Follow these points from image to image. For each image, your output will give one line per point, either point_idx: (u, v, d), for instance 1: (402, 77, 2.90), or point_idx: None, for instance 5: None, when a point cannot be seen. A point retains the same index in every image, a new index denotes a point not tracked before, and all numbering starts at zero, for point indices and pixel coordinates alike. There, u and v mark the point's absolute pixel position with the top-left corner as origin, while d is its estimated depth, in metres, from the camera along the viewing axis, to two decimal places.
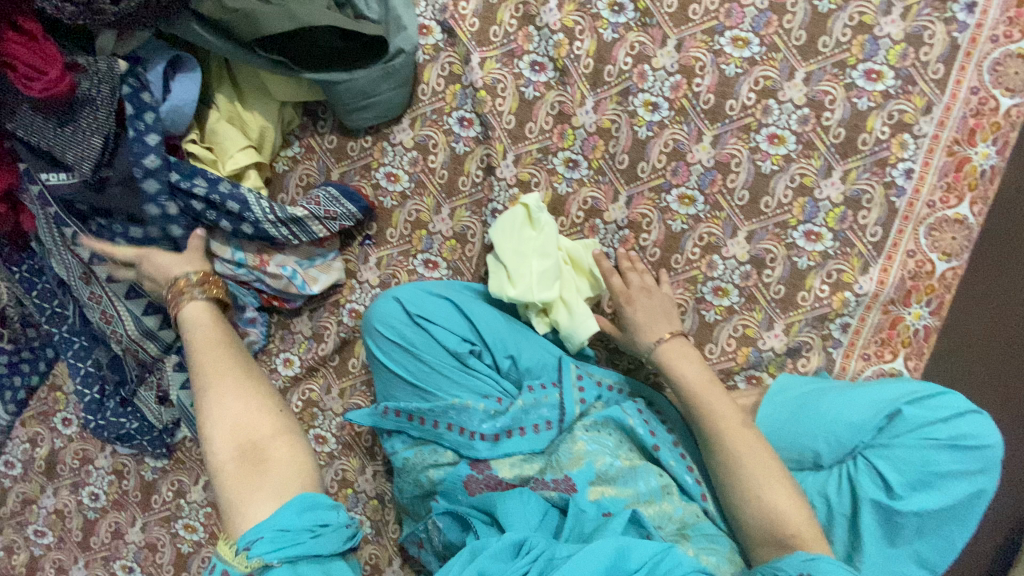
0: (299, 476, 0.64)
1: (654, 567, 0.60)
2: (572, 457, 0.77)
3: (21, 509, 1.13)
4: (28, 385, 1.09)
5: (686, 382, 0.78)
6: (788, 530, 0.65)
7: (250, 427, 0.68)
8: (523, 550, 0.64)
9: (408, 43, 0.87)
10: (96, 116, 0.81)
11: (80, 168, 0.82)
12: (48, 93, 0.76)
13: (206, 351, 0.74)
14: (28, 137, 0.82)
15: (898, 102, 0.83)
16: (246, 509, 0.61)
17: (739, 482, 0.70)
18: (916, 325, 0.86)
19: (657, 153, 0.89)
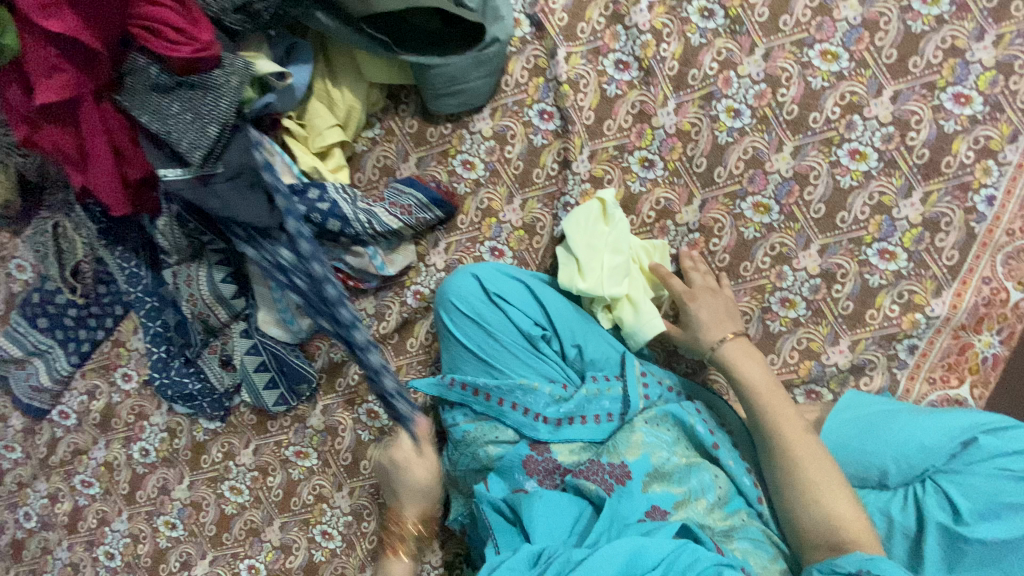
0: None
1: (672, 564, 0.62)
2: (630, 445, 0.78)
3: (70, 458, 1.16)
4: (93, 339, 1.12)
5: (753, 385, 0.78)
6: (843, 534, 0.64)
7: None
8: (541, 559, 0.66)
9: (504, 33, 0.88)
10: (218, 104, 0.80)
11: (190, 157, 0.80)
12: (198, 55, 0.78)
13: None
14: (146, 121, 0.81)
15: (984, 128, 0.83)
16: None
17: (795, 486, 0.69)
18: (985, 353, 0.85)
19: (736, 159, 0.89)
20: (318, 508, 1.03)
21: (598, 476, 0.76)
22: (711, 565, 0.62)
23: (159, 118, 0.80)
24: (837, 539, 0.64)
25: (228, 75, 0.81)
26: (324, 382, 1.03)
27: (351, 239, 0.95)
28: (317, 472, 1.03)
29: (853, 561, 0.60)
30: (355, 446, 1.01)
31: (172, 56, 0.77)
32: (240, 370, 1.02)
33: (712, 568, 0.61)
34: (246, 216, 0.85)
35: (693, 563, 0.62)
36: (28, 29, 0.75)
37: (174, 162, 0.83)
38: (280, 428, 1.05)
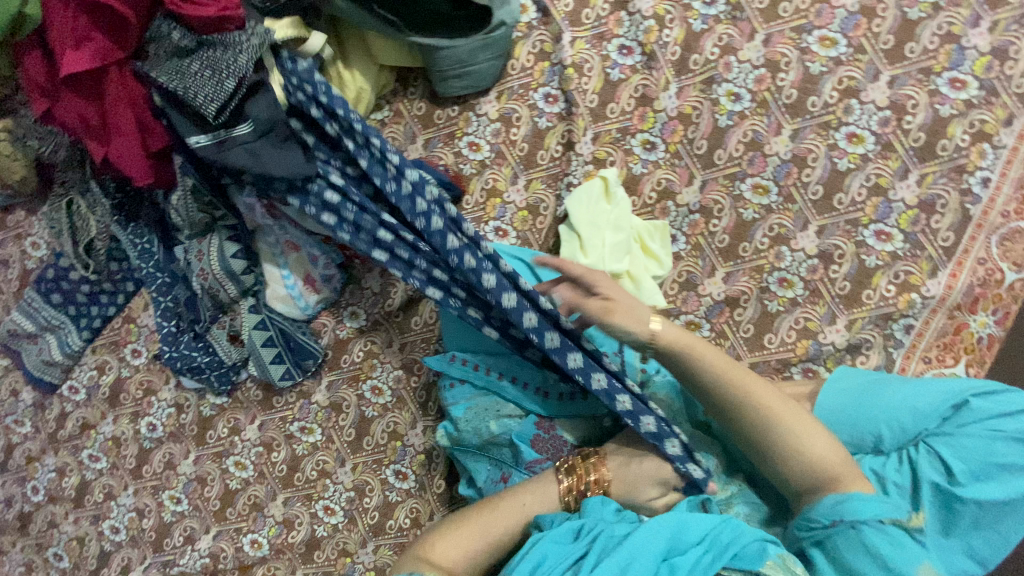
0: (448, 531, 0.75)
1: (716, 537, 0.65)
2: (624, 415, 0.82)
3: (78, 433, 1.18)
4: (105, 315, 1.14)
5: (709, 366, 0.75)
6: (830, 475, 0.68)
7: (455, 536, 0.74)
8: (582, 534, 0.70)
9: (511, 17, 0.90)
10: (238, 59, 0.82)
11: (205, 109, 0.82)
12: (226, 13, 0.82)
13: (521, 502, 0.76)
14: (168, 82, 0.83)
15: (979, 112, 0.85)
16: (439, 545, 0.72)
17: (778, 443, 0.70)
18: (981, 333, 0.86)
19: (736, 142, 0.91)
20: (321, 483, 1.04)
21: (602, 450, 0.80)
22: (755, 541, 0.64)
23: (181, 77, 0.83)
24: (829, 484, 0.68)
25: (249, 35, 0.83)
26: (329, 359, 1.05)
27: None
28: (320, 448, 1.05)
29: (826, 513, 0.66)
30: (359, 423, 1.03)
31: (200, 15, 0.82)
32: (247, 345, 1.04)
33: (755, 541, 0.64)
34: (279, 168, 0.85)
35: (735, 538, 0.65)
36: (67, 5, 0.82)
37: (201, 127, 0.86)
38: (285, 404, 1.07)
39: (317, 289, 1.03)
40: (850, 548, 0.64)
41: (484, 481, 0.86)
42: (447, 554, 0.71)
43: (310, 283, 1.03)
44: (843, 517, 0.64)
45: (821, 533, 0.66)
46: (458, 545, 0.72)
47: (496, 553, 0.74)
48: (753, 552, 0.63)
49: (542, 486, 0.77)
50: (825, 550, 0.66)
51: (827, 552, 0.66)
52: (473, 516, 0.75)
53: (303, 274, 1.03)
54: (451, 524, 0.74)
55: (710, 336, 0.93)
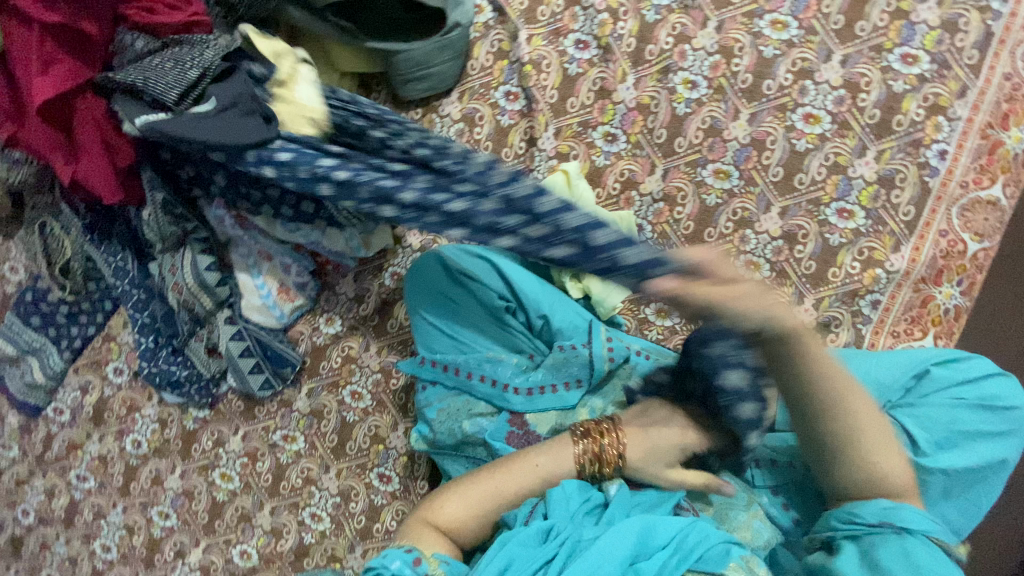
0: (457, 491, 0.76)
1: (682, 540, 0.65)
2: None
3: (66, 454, 1.19)
4: (85, 335, 1.15)
5: (820, 370, 0.61)
6: (890, 485, 0.63)
7: (464, 498, 0.74)
8: (552, 535, 0.68)
9: (465, 18, 0.92)
10: (204, 54, 0.82)
11: (166, 96, 0.78)
12: (196, 18, 0.85)
13: (539, 461, 0.76)
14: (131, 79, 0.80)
15: (933, 85, 0.86)
16: (445, 508, 0.74)
17: (852, 455, 0.63)
18: (948, 305, 0.86)
19: (695, 129, 0.92)
20: (307, 491, 1.05)
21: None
22: (721, 544, 0.65)
23: (142, 68, 0.81)
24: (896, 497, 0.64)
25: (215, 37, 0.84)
26: (307, 366, 1.06)
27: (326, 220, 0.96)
28: (304, 455, 1.05)
29: (874, 513, 0.62)
30: (341, 428, 1.04)
31: (169, 22, 0.84)
32: (226, 357, 1.04)
33: (722, 544, 0.65)
34: (230, 137, 0.78)
35: (702, 539, 0.65)
36: (21, 23, 0.79)
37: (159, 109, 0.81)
38: (267, 413, 1.07)
39: (292, 297, 1.03)
40: (889, 551, 0.60)
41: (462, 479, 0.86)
42: (456, 510, 0.74)
43: (284, 292, 1.03)
44: (893, 520, 0.61)
45: (864, 534, 0.62)
46: (470, 501, 0.74)
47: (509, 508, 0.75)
48: (717, 553, 0.64)
49: (560, 446, 0.76)
50: (858, 547, 0.62)
51: (858, 547, 0.62)
52: (488, 474, 0.76)
53: (277, 284, 1.03)
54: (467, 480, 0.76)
55: (680, 323, 0.95)
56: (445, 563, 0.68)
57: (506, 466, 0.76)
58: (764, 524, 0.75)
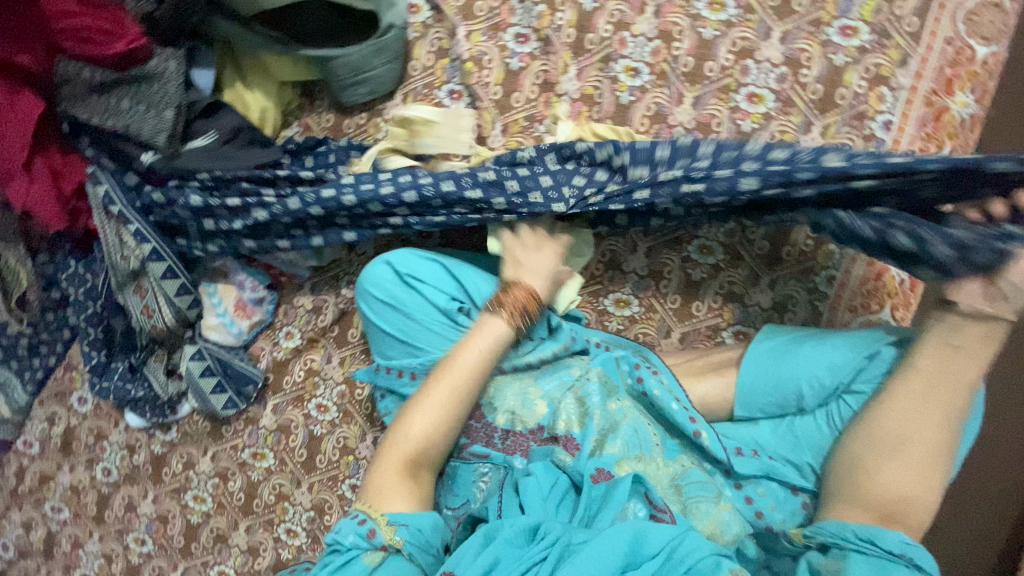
0: (414, 412, 0.75)
1: (672, 553, 0.61)
2: (614, 445, 0.76)
3: (38, 486, 1.17)
4: (47, 366, 1.14)
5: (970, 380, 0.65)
6: (920, 508, 0.63)
7: (421, 418, 0.74)
8: (539, 537, 0.64)
9: (399, 19, 0.90)
10: (165, 90, 0.84)
11: (155, 142, 0.85)
12: (134, 46, 0.81)
13: (474, 347, 0.78)
14: (102, 121, 0.84)
15: (874, 56, 0.85)
16: (408, 429, 0.74)
17: (920, 469, 0.63)
18: (900, 275, 0.87)
19: (640, 116, 0.91)
20: (280, 507, 1.03)
21: (525, 448, 0.80)
22: (711, 556, 0.61)
23: (116, 115, 0.84)
24: (892, 514, 0.63)
25: (165, 62, 0.85)
26: (271, 382, 1.04)
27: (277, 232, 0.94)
28: (275, 472, 1.04)
29: (895, 543, 0.61)
30: (310, 442, 1.02)
31: (108, 54, 0.81)
32: (186, 377, 1.04)
33: (712, 557, 0.61)
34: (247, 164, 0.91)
35: (692, 551, 0.61)
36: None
37: (145, 146, 0.90)
38: (234, 432, 1.06)
39: (249, 314, 1.03)
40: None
41: None
42: (415, 430, 0.74)
43: (240, 309, 1.02)
44: (912, 555, 0.60)
45: (879, 557, 0.60)
46: (423, 419, 0.74)
47: (463, 405, 0.76)
48: (710, 565, 0.60)
49: (487, 324, 0.80)
50: (867, 561, 0.60)
51: (870, 563, 0.60)
52: (433, 384, 0.76)
53: (233, 301, 1.02)
54: (413, 402, 0.76)
55: (640, 312, 0.94)
56: (404, 526, 0.68)
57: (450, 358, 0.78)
58: (734, 516, 0.72)
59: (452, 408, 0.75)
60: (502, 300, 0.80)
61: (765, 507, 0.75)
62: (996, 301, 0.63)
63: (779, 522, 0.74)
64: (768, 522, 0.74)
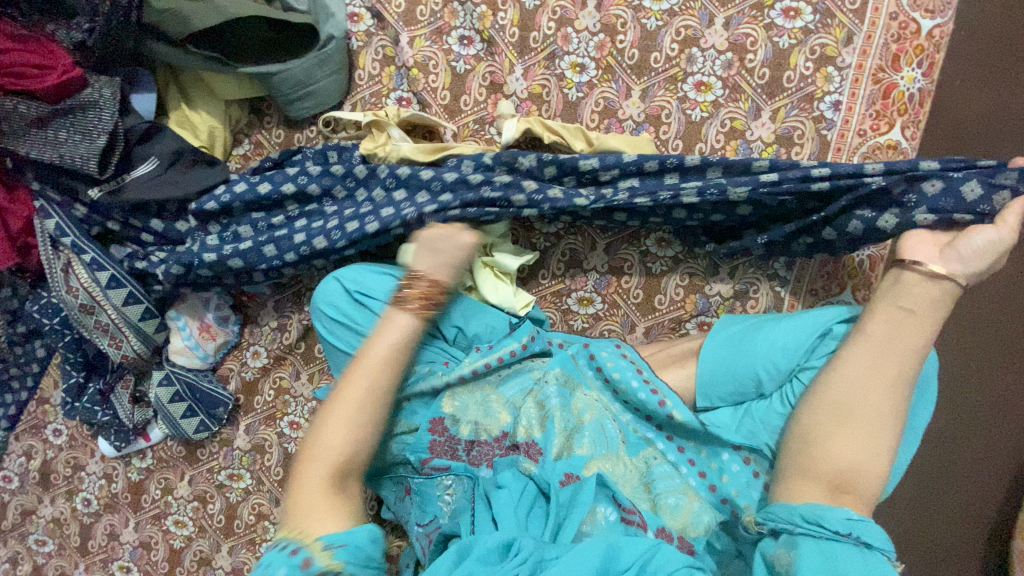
0: (328, 423, 0.66)
1: (645, 565, 0.59)
2: (583, 444, 0.77)
3: (21, 520, 1.17)
4: (18, 401, 1.13)
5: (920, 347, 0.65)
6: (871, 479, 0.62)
7: (336, 428, 0.66)
8: (511, 553, 0.61)
9: (338, 29, 0.90)
10: (101, 117, 0.84)
11: (87, 168, 0.84)
12: (68, 76, 0.81)
13: (385, 347, 0.70)
14: (40, 154, 0.84)
15: (819, 36, 0.84)
16: (324, 437, 0.65)
17: (872, 436, 0.63)
18: (861, 256, 0.85)
19: (590, 112, 0.91)
20: (261, 526, 1.03)
21: (491, 458, 0.79)
22: (683, 567, 0.60)
23: (53, 146, 0.84)
24: (843, 483, 0.62)
25: (100, 90, 0.84)
26: (242, 403, 1.04)
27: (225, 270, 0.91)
28: (253, 492, 1.04)
29: (840, 522, 0.58)
30: (285, 460, 1.02)
31: (42, 87, 0.80)
32: (156, 404, 1.02)
33: (683, 569, 0.59)
34: (197, 185, 0.91)
35: (665, 564, 0.59)
36: None
37: (92, 182, 0.89)
38: (209, 455, 1.06)
39: (213, 336, 1.01)
40: (851, 559, 0.55)
41: (395, 501, 0.87)
42: (331, 441, 0.65)
43: (205, 331, 1.01)
44: (859, 533, 0.57)
45: (827, 540, 0.58)
46: (340, 428, 0.66)
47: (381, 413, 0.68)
48: None
49: (394, 322, 0.71)
50: (816, 545, 0.57)
51: (817, 544, 0.58)
52: (346, 388, 0.68)
53: (198, 324, 1.01)
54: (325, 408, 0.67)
55: (603, 309, 0.94)
56: (338, 546, 0.59)
57: (361, 357, 0.70)
58: (704, 506, 0.72)
59: (370, 411, 0.67)
60: (407, 293, 0.72)
61: (729, 493, 0.73)
62: (952, 262, 0.65)
63: (745, 507, 0.72)
64: (733, 507, 0.72)
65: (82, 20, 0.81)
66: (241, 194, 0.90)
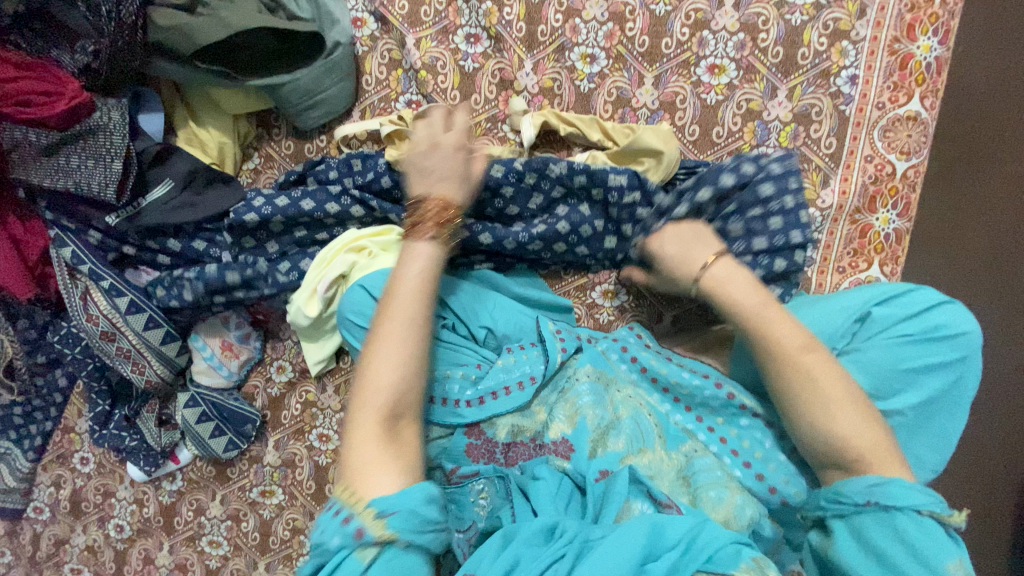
0: (390, 374, 0.62)
1: (691, 544, 0.57)
2: (619, 437, 0.76)
3: (55, 550, 1.16)
4: (44, 431, 1.12)
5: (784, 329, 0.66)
6: (851, 454, 0.62)
7: (386, 361, 0.63)
8: (558, 535, 0.61)
9: (344, 36, 0.89)
10: (112, 141, 0.82)
11: (105, 195, 0.83)
12: (76, 101, 0.79)
13: (418, 273, 0.68)
14: (54, 182, 0.83)
15: (831, 11, 0.83)
16: (372, 366, 0.63)
17: (813, 411, 0.64)
18: (887, 230, 0.86)
19: (603, 103, 0.90)
20: (297, 540, 1.02)
21: (526, 457, 0.79)
22: (729, 544, 0.57)
23: (68, 174, 0.83)
24: (843, 460, 0.63)
25: (109, 113, 0.83)
26: (269, 419, 1.03)
27: (238, 281, 0.90)
28: (286, 507, 1.02)
29: (858, 492, 0.61)
30: (317, 473, 1.00)
31: (52, 115, 0.79)
32: (183, 425, 1.02)
33: (733, 547, 0.57)
34: (212, 208, 0.89)
35: (710, 540, 0.57)
36: None
37: (107, 208, 0.88)
38: (240, 473, 1.05)
39: (236, 353, 1.00)
40: (877, 529, 0.59)
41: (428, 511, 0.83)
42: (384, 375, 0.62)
43: (228, 350, 0.99)
44: (877, 498, 0.59)
45: (852, 514, 0.61)
46: (386, 357, 0.63)
47: (425, 333, 0.66)
48: (727, 556, 0.56)
49: (415, 252, 0.70)
50: (847, 527, 0.61)
51: (849, 527, 0.61)
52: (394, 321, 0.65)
53: (219, 343, 0.99)
54: (368, 343, 0.65)
55: (628, 301, 0.93)
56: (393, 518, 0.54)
57: (390, 288, 0.68)
58: (747, 500, 0.71)
59: (388, 337, 0.64)
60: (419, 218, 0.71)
61: (777, 482, 0.73)
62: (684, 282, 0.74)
63: (795, 495, 0.72)
64: (783, 497, 0.72)
65: (86, 43, 0.80)
66: (264, 220, 0.88)
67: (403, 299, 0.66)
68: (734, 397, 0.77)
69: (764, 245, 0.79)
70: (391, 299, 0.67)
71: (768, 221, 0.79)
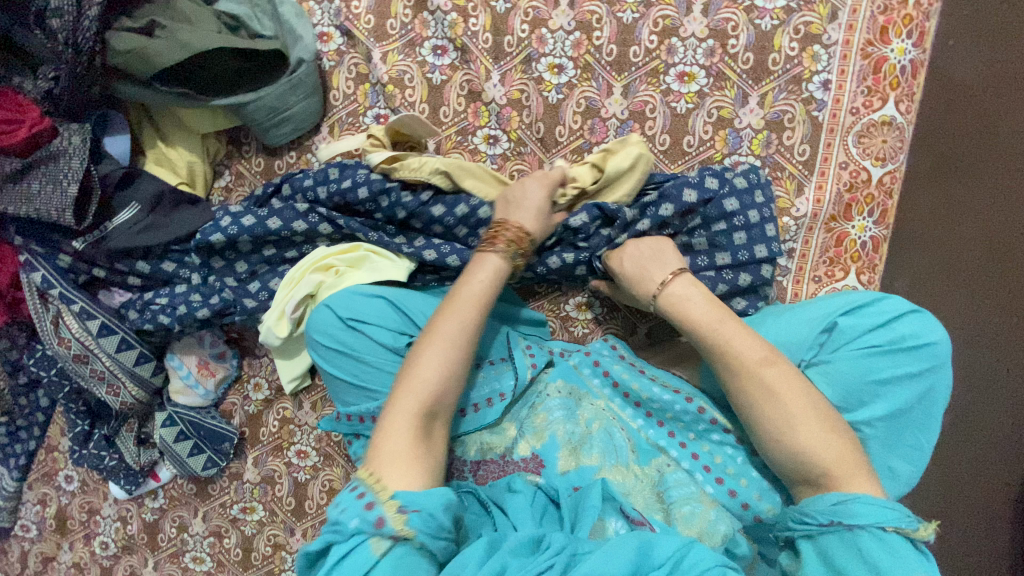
0: (436, 375, 0.63)
1: (677, 564, 0.52)
2: (592, 453, 0.75)
3: (43, 567, 1.17)
4: (28, 451, 1.12)
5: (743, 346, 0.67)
6: (817, 472, 0.61)
7: (435, 364, 0.64)
8: (542, 546, 0.56)
9: (307, 52, 0.88)
10: (71, 165, 0.82)
11: (64, 221, 0.82)
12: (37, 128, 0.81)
13: (482, 284, 0.70)
14: (17, 210, 0.83)
15: (802, 15, 0.81)
16: (422, 360, 0.64)
17: (780, 428, 0.63)
18: (863, 238, 0.84)
19: (572, 114, 0.88)
20: (278, 556, 1.02)
21: (497, 476, 0.77)
22: (717, 566, 0.52)
23: (28, 201, 0.82)
24: (810, 477, 0.62)
25: (70, 138, 0.83)
26: (248, 436, 1.03)
27: (207, 303, 0.90)
28: (267, 523, 1.02)
29: (822, 510, 0.59)
30: (295, 490, 1.00)
31: (11, 143, 0.80)
32: (161, 445, 1.01)
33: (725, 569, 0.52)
34: (179, 229, 0.89)
35: (698, 561, 0.52)
36: None
37: (75, 233, 0.88)
38: (221, 489, 1.05)
39: (212, 372, 1.00)
40: (839, 549, 0.57)
41: None
42: (427, 374, 0.63)
43: (204, 368, 1.00)
44: (842, 518, 0.57)
45: (817, 534, 0.59)
46: (433, 360, 0.64)
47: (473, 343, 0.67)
48: None
49: (487, 261, 0.72)
50: (815, 548, 0.59)
51: (816, 548, 0.59)
52: (443, 323, 0.67)
53: (196, 361, 0.99)
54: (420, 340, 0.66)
55: (602, 313, 0.92)
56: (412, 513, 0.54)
57: (454, 291, 0.70)
58: (720, 514, 0.70)
59: (441, 337, 0.66)
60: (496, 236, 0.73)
61: (750, 497, 0.71)
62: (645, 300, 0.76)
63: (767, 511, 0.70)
64: (755, 513, 0.71)
65: (46, 69, 0.80)
66: (231, 239, 0.87)
67: (461, 305, 0.68)
68: (704, 411, 0.75)
69: (727, 260, 0.80)
70: (451, 301, 0.69)
71: (732, 236, 0.80)
